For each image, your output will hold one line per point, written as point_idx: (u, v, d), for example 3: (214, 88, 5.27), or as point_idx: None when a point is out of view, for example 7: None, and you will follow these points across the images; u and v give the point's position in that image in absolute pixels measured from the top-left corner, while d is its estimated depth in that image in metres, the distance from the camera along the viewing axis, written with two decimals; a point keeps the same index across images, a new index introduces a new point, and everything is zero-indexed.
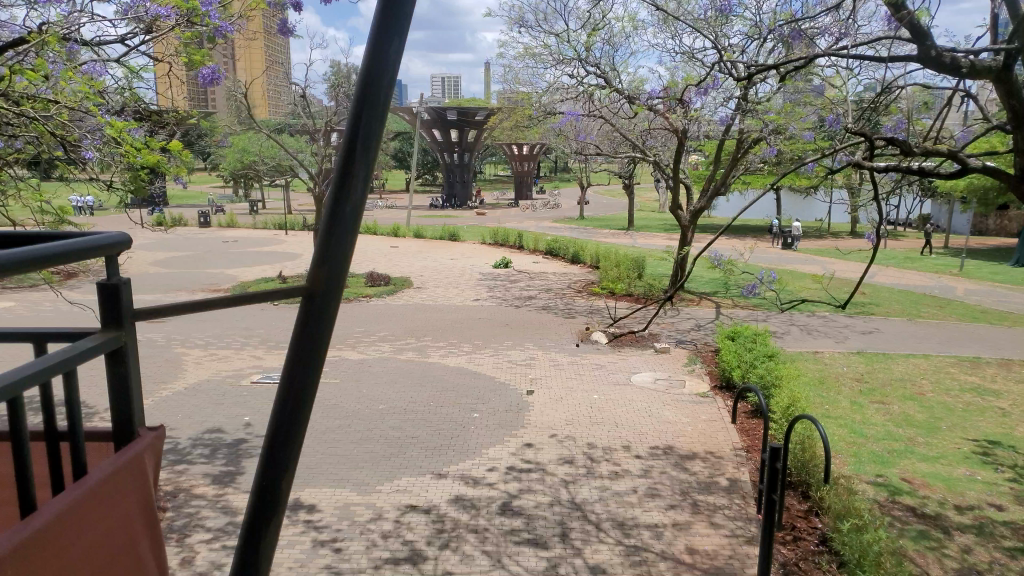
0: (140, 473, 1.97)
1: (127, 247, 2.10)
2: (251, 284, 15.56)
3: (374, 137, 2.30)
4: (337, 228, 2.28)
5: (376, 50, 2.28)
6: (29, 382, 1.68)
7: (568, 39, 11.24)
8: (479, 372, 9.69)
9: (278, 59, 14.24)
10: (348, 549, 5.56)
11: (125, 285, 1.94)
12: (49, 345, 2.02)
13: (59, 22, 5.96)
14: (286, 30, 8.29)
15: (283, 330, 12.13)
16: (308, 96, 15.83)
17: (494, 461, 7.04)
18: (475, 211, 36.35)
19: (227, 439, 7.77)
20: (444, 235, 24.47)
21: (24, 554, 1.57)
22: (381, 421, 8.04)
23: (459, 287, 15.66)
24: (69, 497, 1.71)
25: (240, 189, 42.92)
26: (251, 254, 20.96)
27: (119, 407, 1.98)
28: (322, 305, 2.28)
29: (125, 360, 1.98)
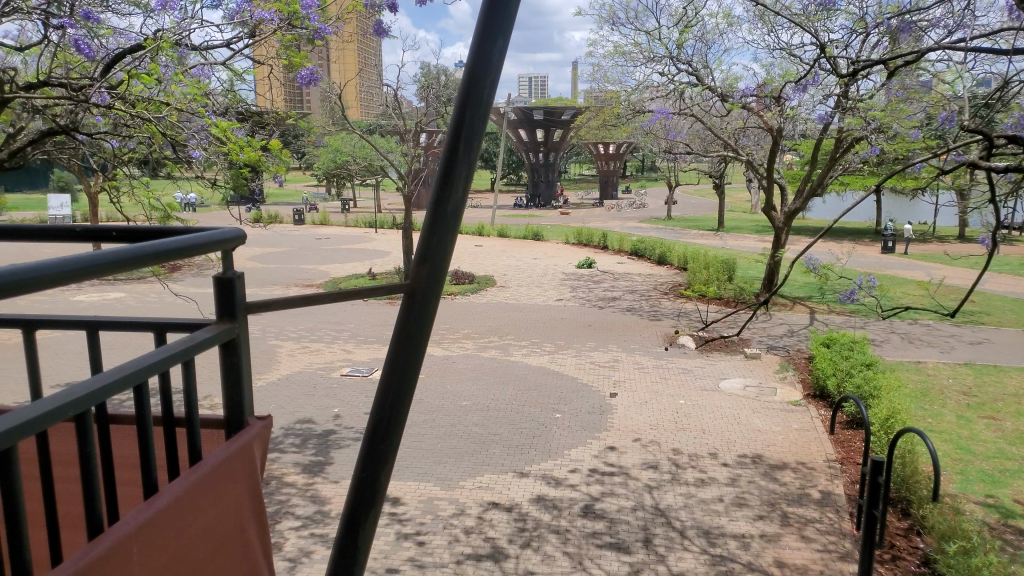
0: (249, 459, 2.04)
1: (242, 241, 2.17)
2: (342, 280, 15.99)
3: (476, 136, 2.31)
4: (438, 227, 2.31)
5: (481, 50, 2.29)
6: (149, 372, 1.76)
7: (659, 37, 11.06)
8: (563, 372, 9.66)
9: (371, 61, 14.56)
10: (430, 543, 5.64)
11: (239, 278, 2.02)
12: (168, 335, 2.11)
13: (170, 28, 6.28)
14: (381, 31, 8.48)
15: (372, 325, 12.42)
16: (399, 98, 16.15)
17: (576, 462, 7.00)
18: (560, 210, 36.29)
19: (317, 429, 8.02)
20: (529, 235, 24.54)
21: (148, 533, 1.65)
22: (465, 417, 8.13)
23: (544, 287, 15.67)
24: (185, 482, 1.79)
25: (332, 188, 44.24)
26: (342, 251, 21.56)
27: (231, 396, 2.06)
28: (424, 302, 2.31)
29: (238, 351, 2.06)
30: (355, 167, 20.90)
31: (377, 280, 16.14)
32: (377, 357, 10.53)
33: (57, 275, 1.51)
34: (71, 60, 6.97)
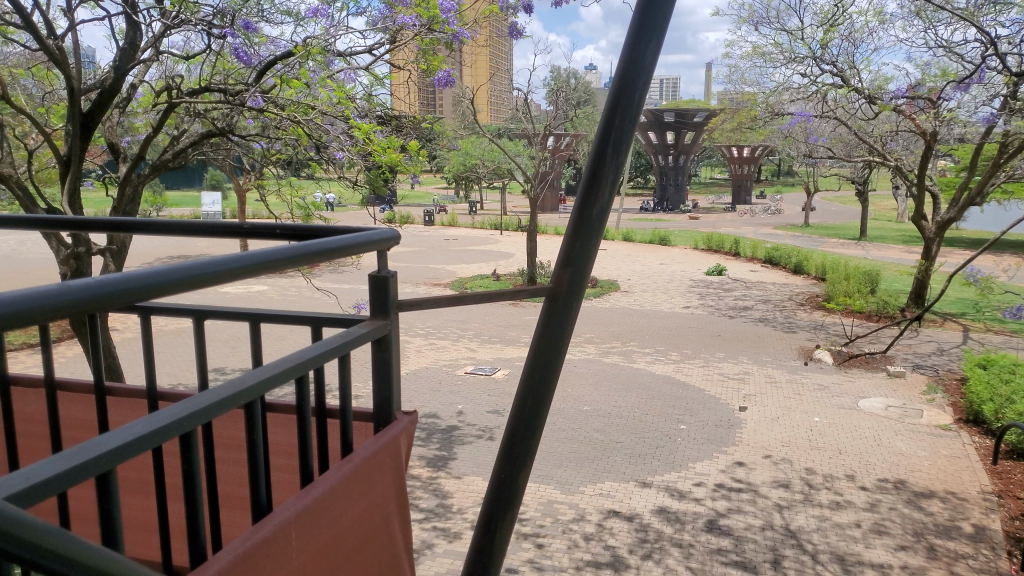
0: (395, 452, 2.11)
1: (396, 242, 2.26)
2: (468, 281, 16.30)
3: (625, 140, 2.27)
4: (582, 231, 2.28)
5: (633, 53, 2.26)
6: (310, 365, 1.85)
7: (802, 36, 10.59)
8: (689, 382, 9.42)
9: (503, 65, 14.74)
10: (550, 546, 5.63)
11: (392, 278, 2.12)
12: (323, 331, 2.22)
13: (320, 36, 6.65)
14: (516, 34, 8.59)
15: (497, 326, 12.58)
16: (529, 102, 16.29)
17: (701, 476, 6.80)
18: (689, 215, 35.44)
19: (441, 424, 8.21)
20: (655, 241, 24.15)
21: (306, 518, 1.72)
22: (586, 423, 8.07)
23: (670, 293, 15.36)
24: (340, 472, 1.85)
25: (460, 191, 45.31)
26: (469, 252, 22.01)
27: (381, 392, 2.15)
28: (566, 306, 2.29)
29: (388, 348, 2.16)
30: (482, 169, 21.28)
31: (502, 281, 16.34)
32: (501, 357, 10.65)
33: (231, 271, 1.62)
34: (230, 67, 7.49)
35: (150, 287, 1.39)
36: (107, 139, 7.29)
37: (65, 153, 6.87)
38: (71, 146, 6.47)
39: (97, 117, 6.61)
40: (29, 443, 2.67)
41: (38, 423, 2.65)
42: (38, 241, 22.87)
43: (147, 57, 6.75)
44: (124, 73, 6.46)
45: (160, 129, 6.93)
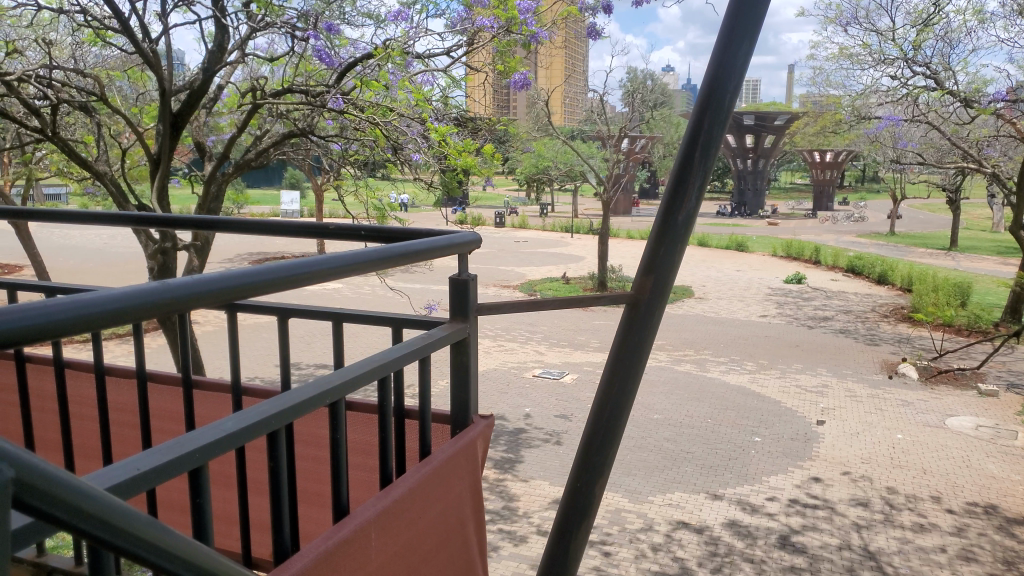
0: (471, 457, 2.13)
1: (477, 245, 2.25)
2: (538, 283, 16.28)
3: (713, 144, 2.20)
4: (667, 237, 2.21)
5: (724, 55, 2.19)
6: (392, 367, 1.86)
7: (892, 37, 10.18)
8: (764, 394, 9.17)
9: (579, 67, 14.66)
10: (617, 555, 5.56)
11: (472, 282, 2.12)
12: (404, 333, 2.26)
13: (399, 38, 6.74)
14: (594, 35, 8.53)
15: (567, 329, 12.52)
16: (604, 104, 16.18)
17: (775, 490, 6.60)
18: (767, 221, 34.57)
19: (508, 427, 8.21)
20: (731, 247, 23.66)
21: (385, 519, 1.74)
22: (655, 431, 7.94)
23: (745, 301, 15.00)
24: (418, 475, 1.87)
25: (531, 194, 45.42)
26: (540, 254, 22.00)
27: (459, 395, 2.16)
28: (648, 313, 2.23)
29: (466, 352, 2.16)
30: (555, 171, 21.23)
31: (572, 285, 16.26)
32: (570, 361, 10.58)
33: (319, 272, 1.64)
34: (312, 69, 7.67)
35: (237, 286, 1.40)
36: (194, 139, 7.55)
37: (156, 151, 7.16)
38: (161, 146, 6.73)
39: (185, 117, 6.84)
40: (119, 431, 2.72)
41: (128, 412, 2.70)
42: (128, 236, 24.00)
43: (233, 59, 6.97)
44: (212, 75, 6.68)
45: (244, 129, 7.14)
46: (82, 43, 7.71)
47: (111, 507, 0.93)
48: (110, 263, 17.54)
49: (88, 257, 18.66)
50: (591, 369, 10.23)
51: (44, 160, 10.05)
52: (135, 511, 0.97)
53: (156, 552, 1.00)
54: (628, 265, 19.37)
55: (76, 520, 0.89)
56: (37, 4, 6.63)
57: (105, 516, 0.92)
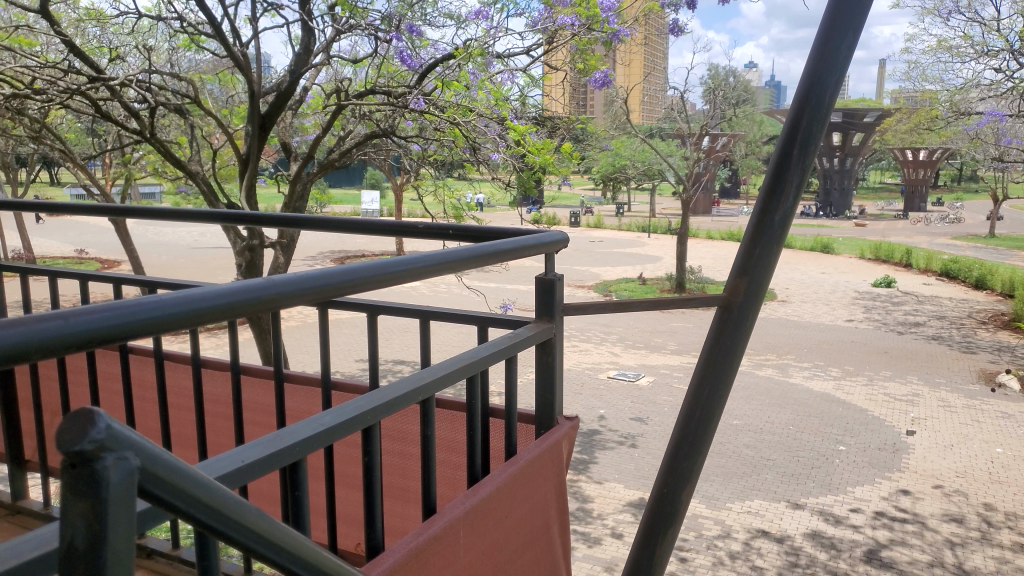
0: (556, 457, 2.11)
1: (564, 245, 2.23)
2: (613, 283, 16.17)
3: (812, 142, 2.13)
4: (763, 237, 2.15)
5: (825, 49, 2.10)
6: (479, 366, 1.86)
7: (997, 28, 9.67)
8: (849, 401, 8.84)
9: (659, 64, 14.46)
10: (693, 561, 5.46)
11: (559, 282, 2.10)
12: (489, 332, 2.26)
13: (480, 38, 6.79)
14: (677, 31, 8.41)
15: (644, 331, 12.37)
16: (685, 101, 15.90)
17: (861, 501, 6.35)
18: (853, 221, 33.35)
19: (583, 427, 8.17)
20: (816, 248, 22.94)
21: (472, 518, 1.75)
22: (733, 437, 7.75)
23: (830, 304, 14.51)
24: (504, 475, 1.87)
25: (607, 193, 45.10)
26: (616, 254, 21.83)
27: (545, 396, 2.14)
28: (742, 316, 2.17)
29: (553, 352, 2.14)
30: (632, 170, 21.01)
31: (648, 285, 16.07)
32: (646, 363, 10.45)
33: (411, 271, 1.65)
34: (394, 71, 7.82)
35: (331, 285, 1.43)
36: (281, 139, 7.79)
37: (245, 151, 7.41)
38: (250, 146, 6.97)
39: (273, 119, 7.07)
40: (215, 422, 2.82)
41: (222, 404, 2.79)
42: (218, 233, 25.02)
43: (318, 61, 7.16)
44: (298, 77, 6.88)
45: (328, 131, 7.31)
46: (178, 48, 8.07)
47: (223, 496, 0.95)
48: (200, 259, 18.31)
49: (181, 253, 19.53)
50: (668, 372, 10.07)
51: (141, 161, 10.56)
52: (245, 501, 0.99)
53: (265, 544, 1.02)
54: (707, 266, 19.01)
55: (191, 509, 0.91)
56: (138, 12, 6.96)
57: (217, 505, 0.94)
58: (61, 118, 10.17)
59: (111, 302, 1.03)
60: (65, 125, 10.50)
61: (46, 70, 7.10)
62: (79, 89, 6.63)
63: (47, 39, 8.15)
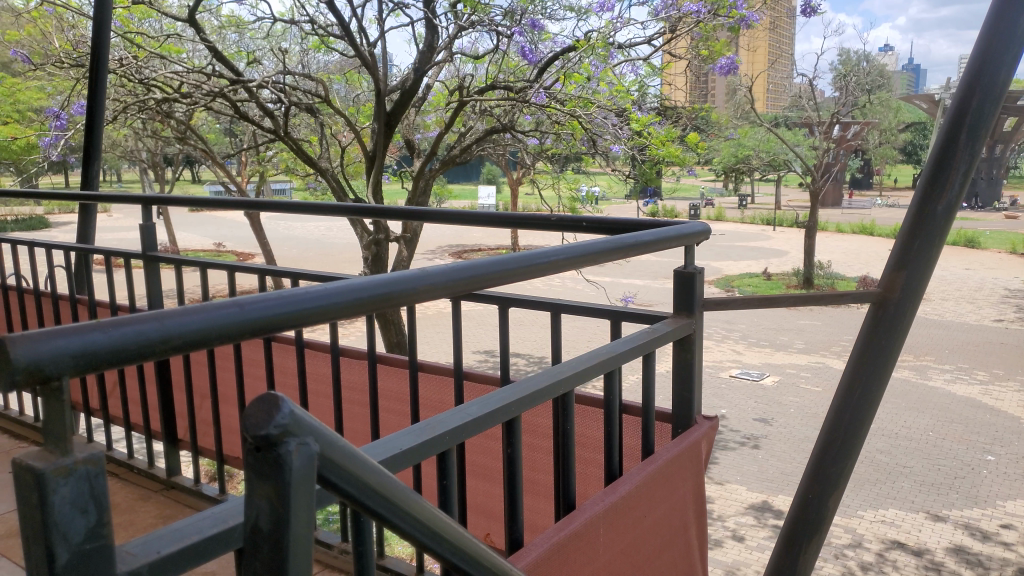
0: (695, 456, 2.06)
1: (705, 237, 2.17)
2: (735, 278, 15.67)
3: (981, 128, 2.02)
4: (922, 230, 2.06)
5: (997, 27, 1.99)
6: (618, 361, 1.83)
7: None
8: (998, 408, 8.17)
9: (787, 50, 13.84)
10: (822, 569, 5.22)
11: (699, 276, 2.04)
12: (623, 326, 2.22)
13: (603, 29, 6.74)
14: (809, 11, 8.03)
15: (768, 329, 11.93)
16: (814, 88, 15.16)
17: (1012, 517, 5.86)
18: (1003, 213, 30.77)
19: None
20: (960, 243, 21.33)
21: (612, 516, 1.72)
22: (865, 441, 7.35)
23: (976, 303, 13.47)
24: (644, 473, 1.84)
25: (728, 186, 43.78)
26: (738, 248, 21.15)
27: (682, 395, 2.08)
28: (898, 312, 2.08)
29: (691, 348, 2.08)
30: (756, 161, 20.28)
31: (774, 281, 15.47)
32: (770, 362, 10.07)
33: (556, 263, 1.66)
34: (514, 66, 7.88)
35: (476, 276, 1.45)
36: (405, 137, 8.10)
37: (372, 149, 7.66)
38: (376, 143, 7.20)
39: (398, 116, 7.31)
40: (350, 409, 2.92)
41: (357, 391, 2.89)
42: (344, 227, 26.09)
43: (441, 58, 7.27)
44: (421, 74, 7.06)
45: (449, 127, 7.43)
46: (309, 50, 8.42)
47: (393, 485, 0.97)
48: (328, 253, 19.13)
49: (311, 246, 20.49)
50: (794, 372, 9.65)
51: (274, 159, 11.16)
52: (410, 490, 1.00)
53: (428, 533, 1.03)
54: (837, 261, 18.09)
55: (362, 495, 0.93)
56: (273, 17, 7.34)
57: (386, 494, 0.95)
58: (203, 121, 10.88)
59: (279, 293, 1.10)
60: (207, 126, 11.24)
61: (192, 75, 7.62)
62: (221, 92, 7.06)
63: (192, 47, 8.71)
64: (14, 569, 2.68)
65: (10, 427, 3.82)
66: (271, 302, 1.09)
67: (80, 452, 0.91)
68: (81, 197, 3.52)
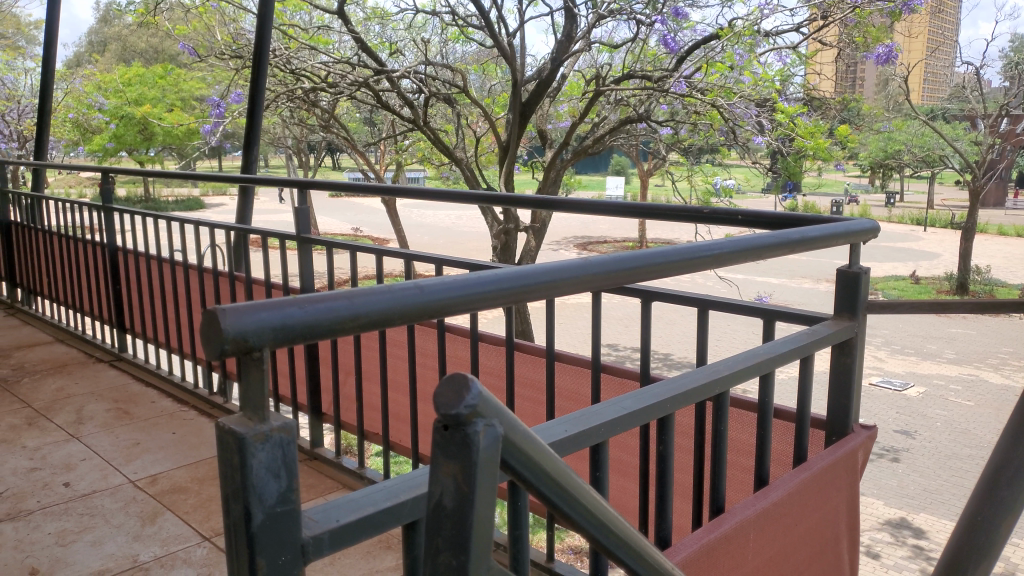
0: (851, 466, 1.95)
1: (874, 234, 2.05)
2: (879, 281, 14.79)
3: None
4: None
5: None
6: (776, 362, 1.76)
7: None
8: None
9: (951, 36, 12.80)
10: None
11: (865, 276, 1.93)
12: (777, 325, 2.13)
13: (750, 16, 6.56)
14: None
15: (915, 336, 11.18)
16: (981, 78, 13.95)
17: None
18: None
19: None
20: None
21: (763, 521, 1.66)
22: None
23: None
24: (797, 480, 1.76)
25: (874, 182, 41.22)
26: (883, 249, 19.93)
27: (838, 400, 1.98)
28: None
29: (852, 353, 1.97)
30: (907, 156, 19.00)
31: (923, 285, 14.47)
32: (915, 371, 9.45)
33: (715, 254, 1.61)
34: (655, 55, 7.74)
35: (637, 269, 1.43)
36: (539, 127, 8.27)
37: (505, 138, 7.77)
38: (510, 133, 7.27)
39: (534, 105, 7.39)
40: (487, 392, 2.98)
41: (494, 376, 2.93)
42: (473, 216, 26.58)
43: (579, 48, 7.23)
44: (559, 64, 7.08)
45: (583, 118, 7.42)
46: (448, 41, 8.60)
47: (564, 474, 0.96)
48: (457, 240, 19.56)
49: (441, 234, 21.05)
50: (943, 384, 9.00)
51: (412, 148, 11.54)
52: (583, 481, 1.00)
53: (595, 524, 1.02)
54: (996, 266, 16.69)
55: (537, 480, 0.93)
56: (416, 8, 7.58)
57: (558, 481, 0.95)
58: (346, 110, 11.37)
59: (449, 278, 1.12)
60: (350, 115, 11.75)
61: (339, 66, 7.99)
62: (366, 81, 7.39)
63: (340, 38, 9.10)
64: (177, 521, 2.90)
65: (173, 392, 4.15)
66: (446, 284, 1.11)
67: (276, 420, 0.96)
68: (241, 179, 3.74)
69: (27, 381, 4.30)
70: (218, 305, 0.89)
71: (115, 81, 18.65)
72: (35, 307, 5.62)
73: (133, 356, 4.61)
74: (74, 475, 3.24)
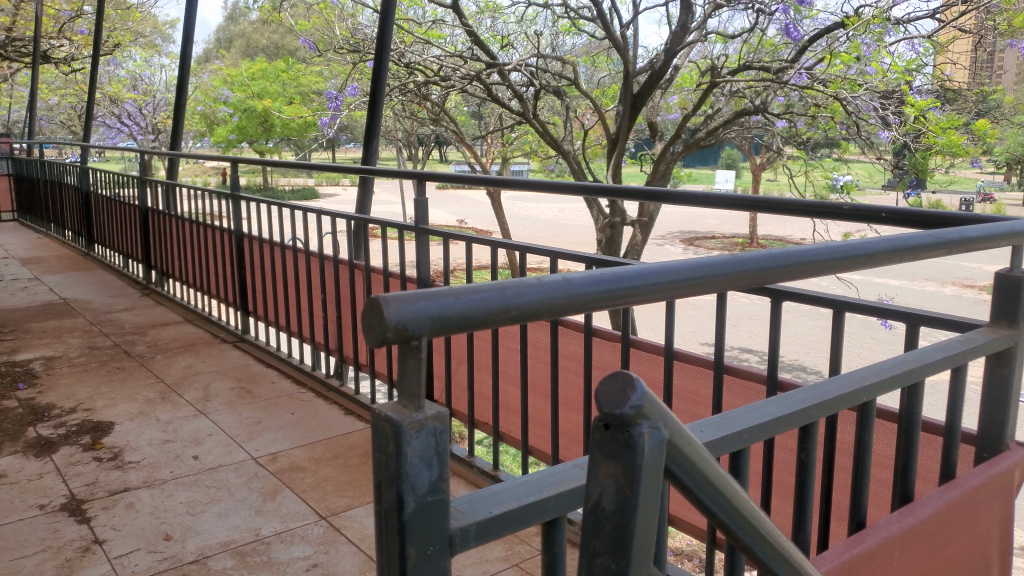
0: (1006, 487, 1.80)
1: None
2: None
3: None
4: None
5: None
6: (927, 371, 1.65)
7: None
8: None
9: None
10: None
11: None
12: (921, 330, 2.00)
13: (878, 4, 6.24)
14: None
15: None
16: None
17: None
18: None
19: None
20: None
21: (909, 539, 1.55)
22: None
23: None
24: (945, 499, 1.64)
25: None
26: None
27: (991, 415, 1.84)
28: None
29: (1009, 363, 1.81)
30: None
31: None
32: None
33: (867, 252, 1.50)
34: (773, 44, 7.46)
35: (782, 268, 1.36)
36: (650, 118, 8.14)
37: (614, 132, 7.69)
38: (620, 126, 7.21)
39: (645, 98, 7.25)
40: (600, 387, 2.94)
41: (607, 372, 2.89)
42: (576, 209, 26.46)
43: (693, 39, 7.06)
44: (672, 55, 6.94)
45: (696, 110, 7.24)
46: (560, 33, 8.57)
47: (721, 481, 0.93)
48: (560, 233, 19.53)
49: (543, 226, 21.07)
50: None
51: (519, 141, 11.59)
52: (740, 489, 0.96)
53: (752, 535, 0.98)
54: None
55: (695, 487, 0.90)
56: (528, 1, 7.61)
57: (715, 488, 0.92)
58: (456, 105, 11.54)
59: (592, 273, 1.09)
60: (459, 108, 11.91)
61: (451, 60, 8.08)
62: (478, 74, 7.47)
63: (452, 32, 9.21)
64: (295, 499, 3.02)
65: (292, 373, 4.33)
66: (593, 279, 1.08)
67: (430, 409, 0.97)
68: (358, 169, 3.83)
69: (161, 358, 4.59)
70: (380, 294, 0.90)
71: (239, 75, 19.63)
72: (167, 288, 6.00)
73: (254, 338, 4.83)
74: (202, 449, 3.42)
